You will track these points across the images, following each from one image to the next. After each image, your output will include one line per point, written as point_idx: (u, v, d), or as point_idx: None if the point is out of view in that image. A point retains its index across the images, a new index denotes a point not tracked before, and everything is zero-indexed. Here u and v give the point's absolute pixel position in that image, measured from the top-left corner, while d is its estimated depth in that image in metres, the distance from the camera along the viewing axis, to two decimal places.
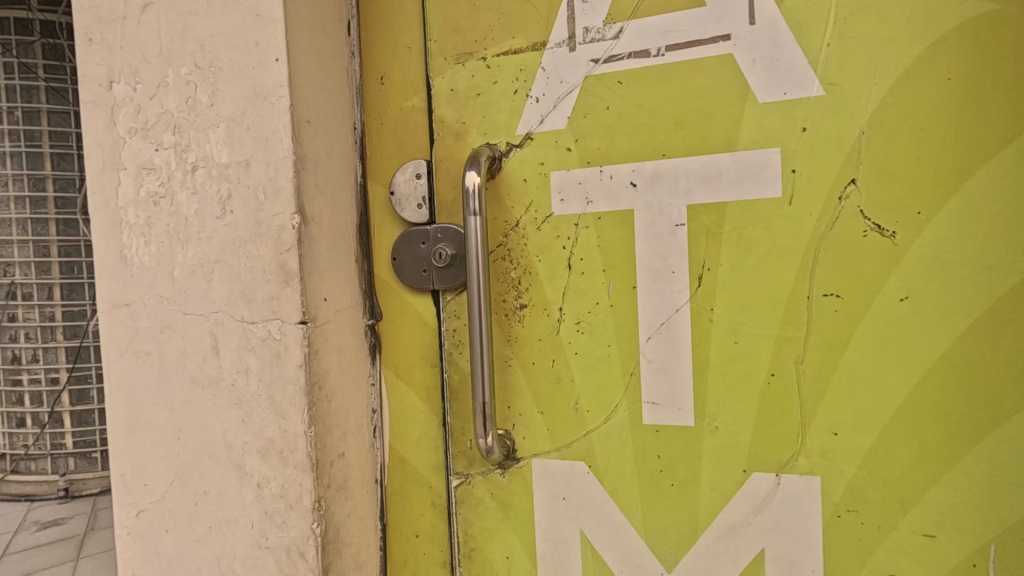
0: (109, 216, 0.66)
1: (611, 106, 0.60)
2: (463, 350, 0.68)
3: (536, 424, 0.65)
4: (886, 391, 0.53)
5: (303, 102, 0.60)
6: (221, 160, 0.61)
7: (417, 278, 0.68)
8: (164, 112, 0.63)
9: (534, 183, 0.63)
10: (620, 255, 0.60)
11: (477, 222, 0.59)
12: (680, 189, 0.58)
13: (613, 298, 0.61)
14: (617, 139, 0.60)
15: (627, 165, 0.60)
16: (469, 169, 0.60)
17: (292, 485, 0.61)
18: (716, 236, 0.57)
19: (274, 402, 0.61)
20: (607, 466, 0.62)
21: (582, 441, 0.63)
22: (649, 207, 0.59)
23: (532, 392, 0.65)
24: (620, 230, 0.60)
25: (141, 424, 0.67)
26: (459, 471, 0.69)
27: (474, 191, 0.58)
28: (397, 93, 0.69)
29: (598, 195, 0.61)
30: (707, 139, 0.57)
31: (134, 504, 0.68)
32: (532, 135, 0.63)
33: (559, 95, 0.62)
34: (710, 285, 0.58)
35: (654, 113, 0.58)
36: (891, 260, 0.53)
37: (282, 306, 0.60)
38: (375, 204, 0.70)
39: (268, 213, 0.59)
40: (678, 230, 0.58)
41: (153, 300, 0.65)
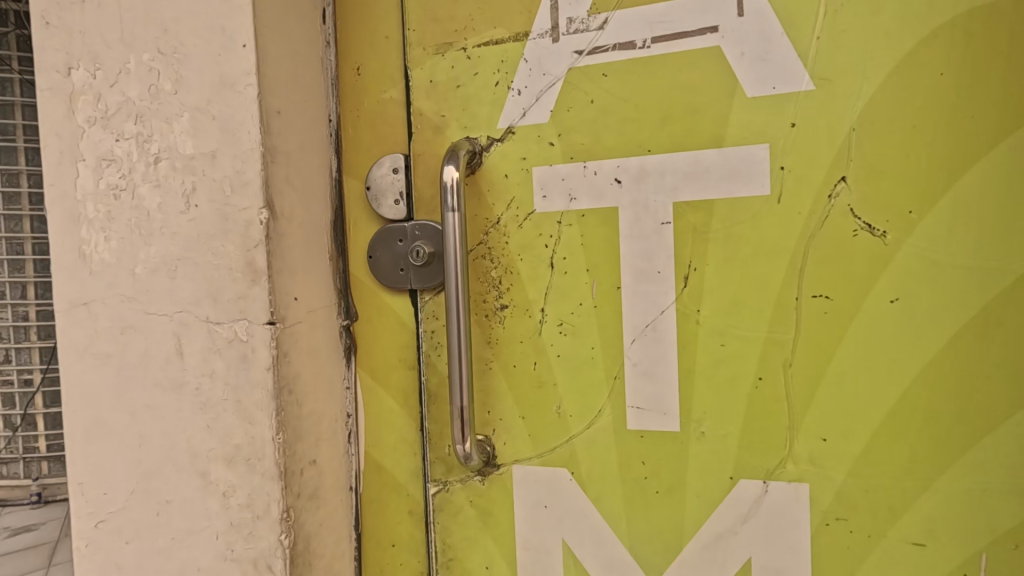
0: (68, 210, 0.63)
1: (595, 100, 0.58)
2: (442, 352, 0.65)
3: (517, 429, 0.62)
4: (876, 395, 0.52)
5: (273, 91, 0.57)
6: (185, 151, 0.58)
7: (393, 277, 0.66)
8: (126, 101, 0.60)
9: (515, 179, 0.61)
10: (604, 254, 0.58)
11: (456, 217, 0.57)
12: (666, 186, 0.56)
13: (597, 299, 0.59)
14: (601, 134, 0.58)
15: (611, 162, 0.58)
16: (447, 163, 0.57)
17: (259, 494, 0.58)
18: (702, 235, 0.55)
19: (240, 406, 0.58)
20: (590, 472, 0.60)
21: (564, 447, 0.61)
22: (634, 205, 0.57)
23: (513, 396, 0.62)
24: (603, 228, 0.58)
25: (102, 430, 0.64)
26: (437, 478, 0.66)
27: (452, 186, 0.56)
28: (374, 84, 0.66)
29: (581, 192, 0.59)
30: (694, 135, 0.55)
31: (93, 514, 0.64)
32: (514, 129, 0.60)
33: (542, 88, 0.59)
34: (696, 286, 0.56)
35: (639, 107, 0.57)
36: (882, 260, 0.51)
37: (250, 306, 0.57)
38: (351, 199, 0.67)
39: (235, 207, 0.56)
40: (663, 229, 0.56)
41: (115, 299, 0.62)
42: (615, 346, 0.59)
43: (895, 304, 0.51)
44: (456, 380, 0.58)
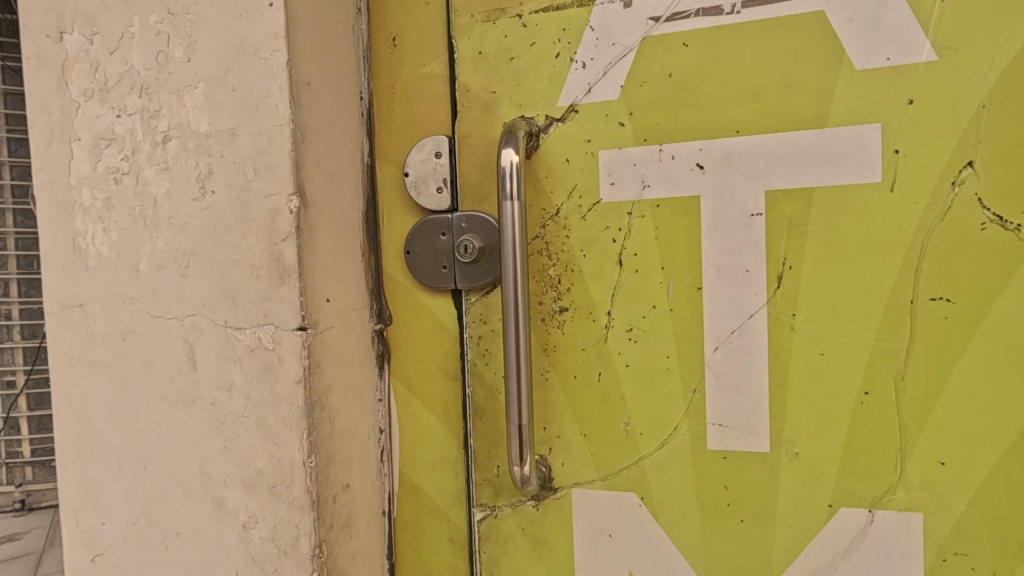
0: (59, 197, 0.54)
1: (674, 74, 0.50)
2: (489, 361, 0.58)
3: (577, 449, 0.55)
4: (1006, 413, 0.45)
5: (303, 59, 0.49)
6: (199, 129, 0.50)
7: (435, 276, 0.58)
8: (128, 70, 0.51)
9: (578, 164, 0.53)
10: (682, 250, 0.51)
11: (515, 207, 0.49)
12: (756, 172, 0.49)
13: (674, 301, 0.52)
14: (679, 112, 0.50)
15: (692, 144, 0.50)
16: (505, 146, 0.49)
17: (286, 526, 0.50)
18: (800, 229, 0.48)
19: (263, 425, 0.50)
20: (663, 498, 0.53)
21: (632, 469, 0.54)
22: (719, 194, 0.50)
23: (573, 411, 0.55)
24: (682, 219, 0.51)
25: (97, 451, 0.55)
26: (483, 502, 0.59)
27: (512, 171, 0.48)
28: (412, 57, 0.58)
29: (656, 179, 0.51)
30: (792, 113, 0.48)
31: (89, 546, 0.56)
32: (577, 107, 0.53)
33: (611, 60, 0.52)
34: (791, 287, 0.49)
35: (726, 82, 0.49)
36: (1015, 258, 0.44)
37: (276, 309, 0.49)
38: (385, 187, 0.59)
39: (258, 194, 0.48)
40: (753, 222, 0.49)
41: (114, 300, 0.53)
42: (693, 354, 0.52)
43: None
44: (513, 395, 0.50)
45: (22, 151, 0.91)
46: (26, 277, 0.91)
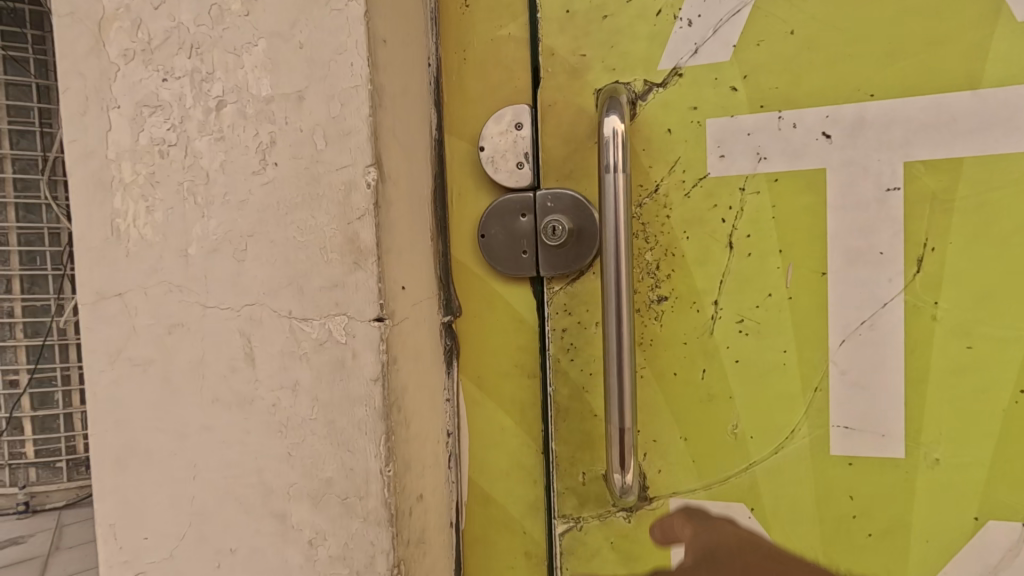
0: (95, 173, 0.48)
1: (797, 31, 0.45)
2: (573, 356, 0.52)
3: (677, 455, 0.49)
4: None
5: (380, 13, 0.43)
6: (260, 92, 0.44)
7: (512, 262, 0.52)
8: (176, 27, 0.45)
9: (682, 134, 0.48)
10: (804, 231, 0.46)
11: (621, 180, 0.43)
12: (892, 141, 0.44)
13: (793, 288, 0.46)
14: (803, 75, 0.45)
15: (818, 110, 0.45)
16: (608, 112, 0.43)
17: (359, 544, 0.44)
18: (946, 206, 0.43)
19: (334, 429, 0.44)
20: (776, 509, 0.47)
21: (742, 477, 0.48)
22: (849, 166, 0.44)
23: (672, 412, 0.49)
24: (803, 194, 0.45)
25: (137, 459, 0.49)
26: (566, 514, 0.53)
27: (616, 140, 0.43)
28: (487, 17, 0.52)
29: (773, 150, 0.46)
30: (938, 74, 0.43)
31: (128, 564, 0.50)
32: (682, 70, 0.47)
33: (722, 16, 0.46)
34: (934, 270, 0.43)
35: (857, 40, 0.44)
36: None
37: (350, 297, 0.43)
38: (455, 164, 0.53)
39: (330, 166, 0.42)
40: (889, 197, 0.44)
41: (159, 289, 0.47)
42: (815, 347, 0.46)
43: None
44: (616, 395, 0.44)
45: None
46: None
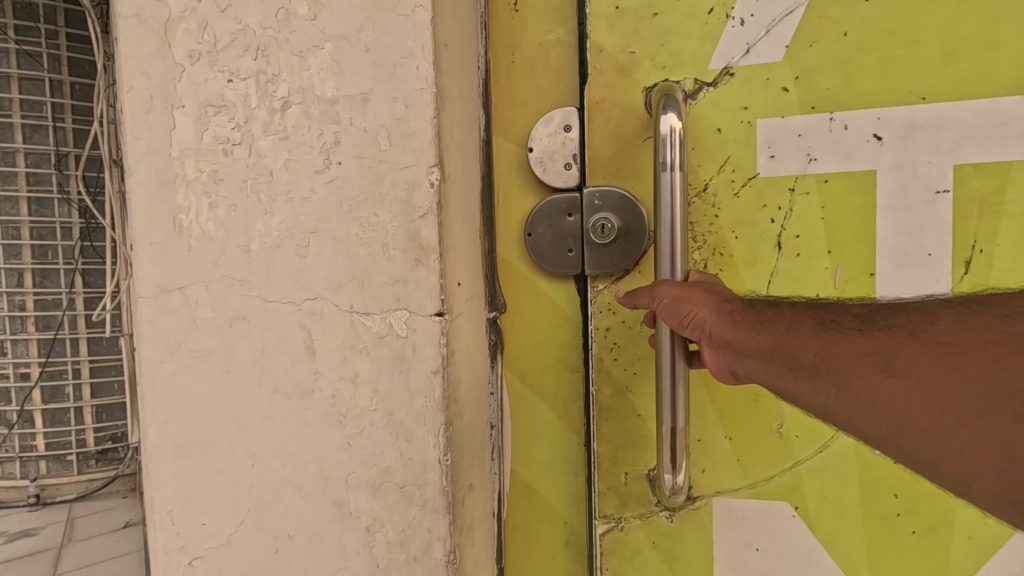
0: (158, 170, 0.50)
1: (850, 33, 0.49)
2: (616, 355, 0.54)
3: (723, 455, 0.52)
4: None
5: (443, 18, 0.45)
6: (325, 94, 0.45)
7: (559, 261, 0.54)
8: (243, 30, 0.47)
9: (732, 134, 0.52)
10: (852, 232, 0.50)
11: (678, 179, 0.45)
12: (942, 144, 0.48)
13: (842, 287, 0.51)
14: (856, 78, 0.49)
15: (868, 114, 0.49)
16: (666, 110, 0.45)
17: (417, 530, 0.46)
18: (993, 209, 0.48)
19: (393, 419, 0.46)
20: (821, 506, 0.51)
21: (787, 475, 0.51)
22: (898, 168, 0.49)
23: (719, 413, 0.52)
24: (853, 192, 0.50)
25: (198, 447, 0.50)
26: (607, 515, 0.55)
27: (672, 139, 0.44)
28: (536, 23, 0.54)
29: (824, 151, 0.50)
30: (988, 78, 0.47)
31: (185, 549, 0.52)
32: (732, 70, 0.51)
33: (775, 17, 0.50)
34: (979, 271, 0.48)
35: (901, 46, 0.48)
36: None
37: (412, 293, 0.44)
38: (503, 165, 0.55)
39: (393, 165, 0.44)
40: (939, 199, 0.48)
41: (221, 283, 0.49)
42: None
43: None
44: (667, 396, 0.46)
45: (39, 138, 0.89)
46: (39, 268, 0.90)
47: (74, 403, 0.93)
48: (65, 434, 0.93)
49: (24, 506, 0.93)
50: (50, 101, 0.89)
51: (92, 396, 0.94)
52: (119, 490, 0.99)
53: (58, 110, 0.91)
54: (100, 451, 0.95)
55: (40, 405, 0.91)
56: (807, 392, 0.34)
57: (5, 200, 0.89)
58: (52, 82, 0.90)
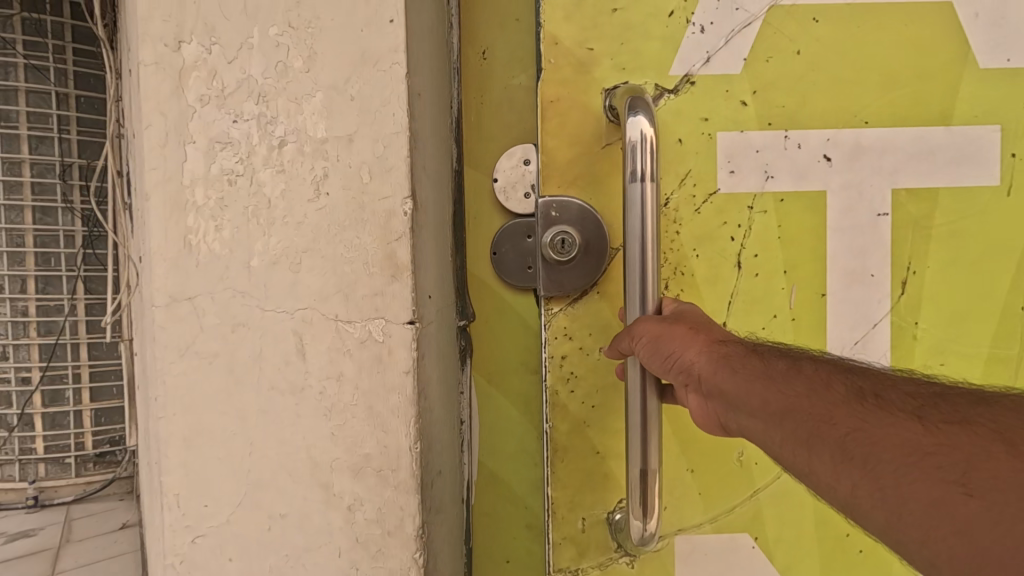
0: (172, 196, 0.56)
1: (801, 52, 0.66)
2: (572, 385, 0.61)
3: (689, 493, 0.66)
4: None
5: (417, 72, 0.54)
6: (317, 134, 0.53)
7: (520, 276, 0.62)
8: (247, 78, 0.55)
9: (692, 145, 0.65)
10: (804, 247, 0.68)
11: (653, 188, 0.52)
12: (886, 171, 0.67)
13: (797, 297, 0.68)
14: (809, 101, 0.66)
15: (821, 136, 0.66)
16: (637, 117, 0.53)
17: (391, 509, 0.53)
18: (925, 229, 0.68)
19: (372, 412, 0.53)
20: (773, 526, 0.67)
21: (746, 504, 0.66)
22: (847, 185, 0.67)
23: (684, 453, 0.66)
24: (802, 203, 0.67)
25: (201, 438, 0.57)
26: (566, 565, 0.61)
27: (641, 149, 0.52)
28: (503, 70, 0.62)
29: (781, 169, 0.67)
30: (917, 112, 0.67)
31: (190, 527, 0.58)
32: (691, 76, 0.64)
33: (732, 32, 0.64)
34: (916, 288, 0.69)
35: (849, 72, 0.66)
36: None
37: (389, 304, 0.52)
38: (473, 192, 0.63)
39: (374, 195, 0.52)
40: (881, 220, 0.68)
41: (225, 294, 0.56)
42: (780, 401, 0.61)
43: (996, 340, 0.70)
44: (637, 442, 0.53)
45: (43, 149, 1.05)
46: (42, 274, 1.05)
47: (74, 406, 1.08)
48: (64, 438, 1.08)
49: (23, 507, 1.07)
50: (56, 114, 1.05)
51: (91, 401, 1.09)
52: (116, 493, 1.13)
53: (63, 122, 1.06)
54: (98, 453, 1.11)
55: (40, 409, 1.06)
56: (824, 466, 0.39)
57: (11, 208, 1.04)
58: (59, 95, 1.05)
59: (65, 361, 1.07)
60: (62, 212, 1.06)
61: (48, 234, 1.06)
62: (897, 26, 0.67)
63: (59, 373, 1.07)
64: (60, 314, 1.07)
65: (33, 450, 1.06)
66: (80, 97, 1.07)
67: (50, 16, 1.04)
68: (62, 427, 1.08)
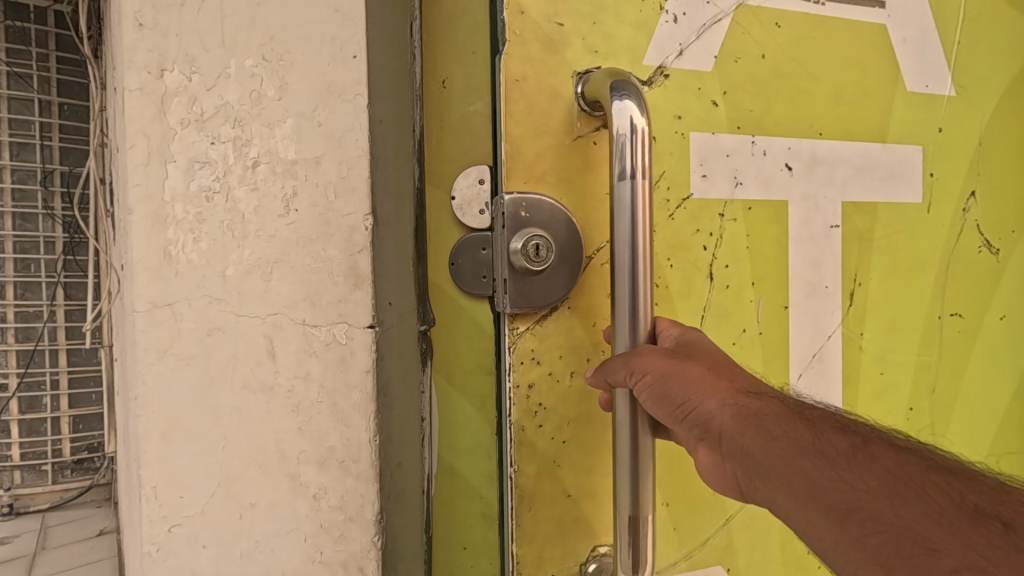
0: (153, 211, 0.61)
1: (766, 56, 0.73)
2: (539, 419, 0.65)
3: (666, 533, 0.70)
4: (973, 371, 0.86)
5: (378, 102, 0.60)
6: (287, 156, 0.59)
7: (477, 285, 0.67)
8: (224, 104, 0.60)
9: (667, 145, 0.69)
10: (768, 257, 0.74)
11: (647, 186, 0.56)
12: (836, 181, 0.77)
13: (764, 314, 0.74)
14: (773, 110, 0.74)
15: (783, 143, 0.74)
16: (623, 101, 0.57)
17: (353, 496, 0.59)
18: (868, 241, 0.78)
19: (336, 408, 0.59)
20: (743, 545, 0.74)
21: (721, 533, 0.72)
22: (806, 197, 0.75)
23: (662, 490, 0.70)
24: (767, 211, 0.73)
25: (179, 435, 0.62)
26: None
27: (624, 139, 0.56)
28: (460, 98, 0.68)
29: (750, 178, 0.73)
30: (860, 122, 0.79)
31: (167, 517, 0.61)
32: (664, 69, 0.69)
33: (702, 28, 0.70)
34: (861, 299, 0.78)
35: (810, 83, 0.75)
36: (978, 275, 0.86)
37: (351, 310, 0.58)
38: (434, 209, 0.69)
39: (338, 212, 0.58)
40: (832, 231, 0.77)
41: (202, 301, 0.61)
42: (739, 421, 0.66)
43: (921, 349, 0.82)
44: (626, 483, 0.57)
45: (25, 155, 1.09)
46: (20, 280, 1.08)
47: (52, 413, 1.11)
48: (41, 445, 1.11)
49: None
50: (38, 121, 1.09)
51: (69, 408, 1.13)
52: (94, 500, 1.16)
53: (45, 128, 1.10)
54: (75, 460, 1.14)
55: (16, 415, 1.09)
56: None
57: None
58: (41, 103, 1.10)
59: (43, 366, 1.11)
60: (44, 218, 1.10)
61: (28, 241, 1.10)
62: (839, 55, 0.77)
63: (37, 380, 1.11)
64: (39, 320, 1.10)
65: (7, 458, 1.09)
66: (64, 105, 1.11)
67: (34, 24, 1.08)
68: (38, 434, 1.11)
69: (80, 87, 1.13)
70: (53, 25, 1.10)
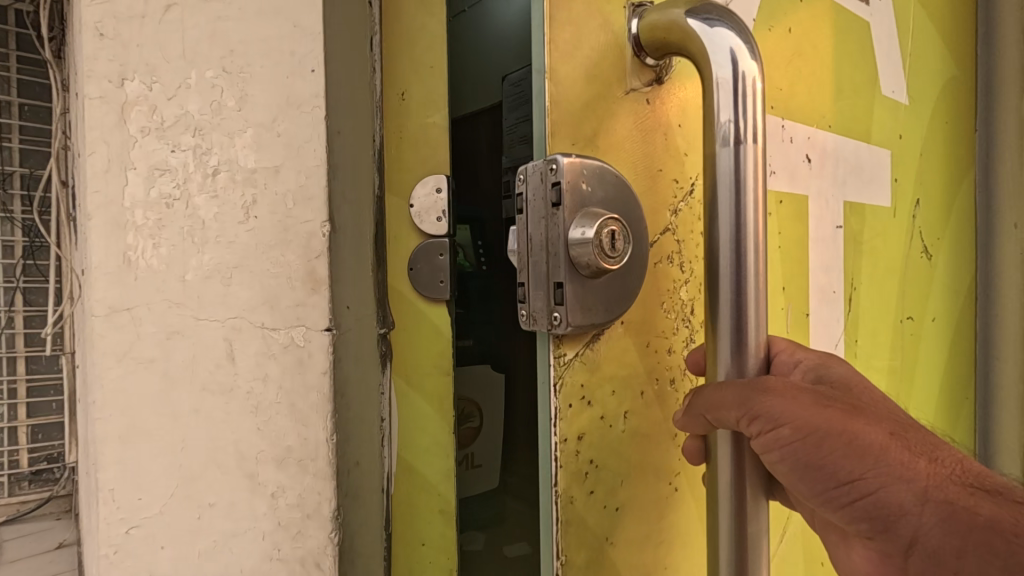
0: (113, 217, 0.62)
1: (790, 31, 0.70)
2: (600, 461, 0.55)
3: None
4: (920, 365, 0.93)
5: (337, 113, 0.62)
6: (247, 165, 0.61)
7: (433, 289, 0.71)
8: (185, 114, 0.62)
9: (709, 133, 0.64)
10: (792, 255, 0.72)
11: (758, 151, 0.49)
12: (838, 180, 0.79)
13: (791, 317, 0.72)
14: (796, 96, 0.72)
15: (805, 134, 0.73)
16: (733, 59, 0.49)
17: (310, 493, 0.61)
18: (858, 243, 0.82)
19: (294, 409, 0.60)
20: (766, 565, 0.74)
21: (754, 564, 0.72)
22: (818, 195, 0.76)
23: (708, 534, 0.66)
24: (792, 205, 0.72)
25: (138, 436, 0.63)
26: None
27: (738, 105, 0.49)
28: (418, 110, 0.72)
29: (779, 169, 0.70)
30: (852, 120, 0.81)
31: (125, 519, 0.63)
32: None
33: None
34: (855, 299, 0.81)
35: (822, 72, 0.76)
36: (922, 277, 0.94)
37: (309, 313, 0.60)
38: (393, 216, 0.72)
39: (297, 219, 0.60)
40: (836, 232, 0.79)
41: (161, 305, 0.62)
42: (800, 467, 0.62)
43: (892, 352, 0.88)
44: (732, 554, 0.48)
45: None
46: None
47: (10, 423, 1.10)
48: None
49: None
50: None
51: (27, 417, 1.11)
52: (53, 513, 1.14)
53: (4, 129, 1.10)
54: (34, 471, 1.12)
55: None
56: None
57: None
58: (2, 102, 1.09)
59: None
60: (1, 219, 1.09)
61: None
62: (838, 47, 0.78)
63: None
64: None
65: None
66: (24, 105, 1.10)
67: None
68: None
69: (42, 89, 1.13)
70: (13, 23, 1.09)
